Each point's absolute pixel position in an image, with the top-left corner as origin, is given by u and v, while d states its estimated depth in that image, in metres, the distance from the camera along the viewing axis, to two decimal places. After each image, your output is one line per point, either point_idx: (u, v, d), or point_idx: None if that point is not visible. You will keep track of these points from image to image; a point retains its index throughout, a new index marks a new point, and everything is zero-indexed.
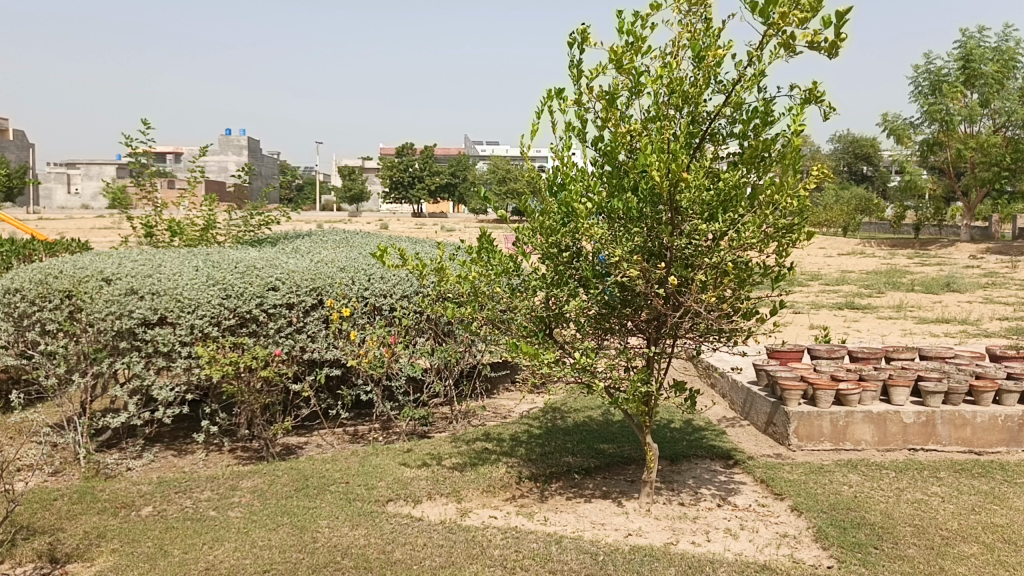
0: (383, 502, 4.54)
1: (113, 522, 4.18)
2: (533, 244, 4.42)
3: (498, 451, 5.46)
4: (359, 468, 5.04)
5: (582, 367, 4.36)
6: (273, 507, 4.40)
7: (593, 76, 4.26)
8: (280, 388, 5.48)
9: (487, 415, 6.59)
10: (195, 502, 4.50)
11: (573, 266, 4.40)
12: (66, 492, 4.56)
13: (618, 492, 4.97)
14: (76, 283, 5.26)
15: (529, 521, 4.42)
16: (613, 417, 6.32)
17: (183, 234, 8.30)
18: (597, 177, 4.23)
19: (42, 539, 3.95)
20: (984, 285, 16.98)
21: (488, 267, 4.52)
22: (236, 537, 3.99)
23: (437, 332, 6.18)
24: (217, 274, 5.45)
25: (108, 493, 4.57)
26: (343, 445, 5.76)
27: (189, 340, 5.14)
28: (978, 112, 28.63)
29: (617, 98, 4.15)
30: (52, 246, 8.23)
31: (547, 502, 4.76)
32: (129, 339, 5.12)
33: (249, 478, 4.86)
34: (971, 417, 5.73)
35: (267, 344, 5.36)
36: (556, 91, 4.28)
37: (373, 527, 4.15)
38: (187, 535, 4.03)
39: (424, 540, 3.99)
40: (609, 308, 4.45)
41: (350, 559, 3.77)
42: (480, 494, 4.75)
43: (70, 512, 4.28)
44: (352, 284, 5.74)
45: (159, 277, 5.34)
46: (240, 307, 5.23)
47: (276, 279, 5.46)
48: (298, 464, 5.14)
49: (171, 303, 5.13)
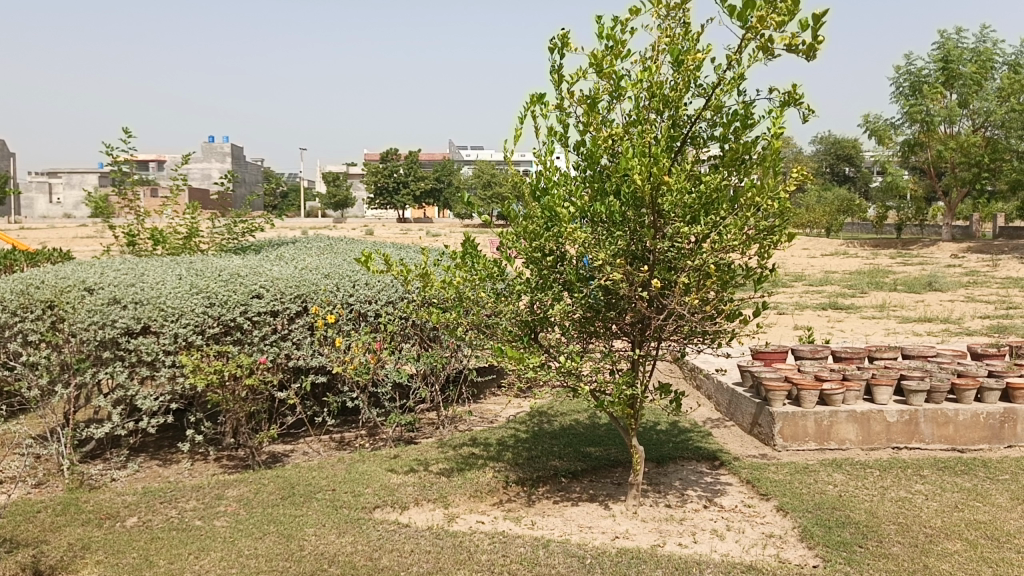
0: (370, 508, 4.53)
1: (97, 533, 4.16)
2: (517, 248, 4.43)
3: (485, 455, 5.47)
4: (345, 475, 5.03)
5: (567, 370, 4.37)
6: (259, 516, 4.38)
7: (574, 80, 4.27)
8: (265, 396, 5.47)
9: (474, 420, 6.59)
10: (181, 511, 4.48)
11: (557, 271, 4.45)
12: (49, 504, 4.53)
13: (605, 495, 4.98)
14: (58, 292, 5.22)
15: (516, 525, 4.43)
16: (599, 420, 6.34)
17: (166, 242, 8.26)
18: (579, 182, 4.25)
19: (25, 551, 3.92)
20: (966, 285, 17.12)
21: (473, 272, 4.52)
22: (223, 547, 3.98)
23: (423, 338, 6.17)
24: (201, 282, 5.43)
25: (92, 504, 4.54)
26: (329, 453, 5.74)
27: (173, 349, 5.12)
28: (957, 112, 28.90)
29: (598, 102, 4.16)
30: (34, 257, 8.17)
31: (534, 506, 4.77)
32: (112, 348, 5.10)
33: (235, 487, 4.84)
34: (953, 415, 5.79)
35: (252, 352, 5.35)
36: (538, 96, 4.30)
37: (360, 534, 4.14)
38: (172, 545, 4.00)
39: (411, 546, 3.98)
40: (593, 311, 4.47)
41: (336, 566, 3.76)
42: (467, 499, 4.75)
43: (54, 524, 4.24)
44: (337, 291, 5.72)
45: (142, 286, 5.32)
46: (224, 315, 5.22)
47: (260, 287, 5.45)
48: (285, 472, 5.12)
49: (154, 312, 5.11)
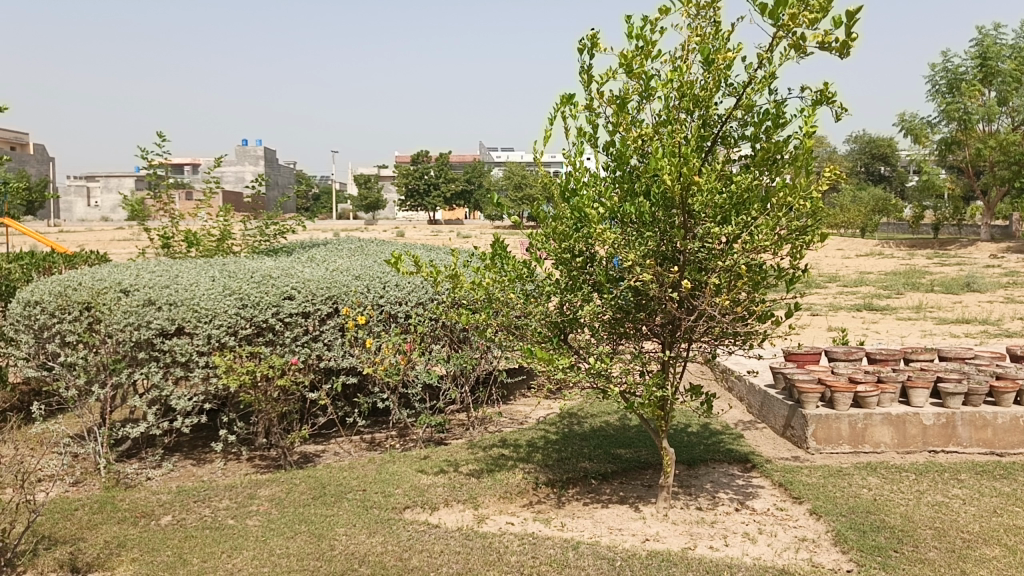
0: (400, 509, 4.55)
1: (133, 531, 4.23)
2: (546, 249, 4.41)
3: (515, 457, 5.46)
4: (376, 476, 5.06)
5: (597, 372, 4.34)
6: (291, 515, 4.42)
7: (603, 81, 4.26)
8: (297, 396, 5.53)
9: (504, 421, 6.60)
10: (214, 510, 4.54)
11: (586, 271, 4.41)
12: (87, 501, 4.61)
13: (635, 497, 4.95)
14: (94, 294, 5.30)
15: (546, 526, 4.42)
16: (630, 422, 6.31)
17: (200, 244, 8.37)
18: (609, 183, 4.23)
19: (63, 548, 3.99)
20: (1006, 285, 16.79)
21: (502, 273, 4.52)
22: (255, 546, 4.02)
23: (452, 339, 6.19)
24: (234, 283, 5.49)
25: (128, 502, 4.61)
26: (360, 453, 5.78)
27: (207, 350, 5.19)
28: (996, 110, 28.36)
29: (628, 102, 4.14)
30: (72, 259, 8.32)
31: (564, 507, 4.75)
32: (147, 348, 5.18)
33: (267, 486, 4.88)
34: (992, 418, 5.67)
35: (284, 353, 5.41)
36: (567, 97, 4.29)
37: (390, 534, 4.16)
38: (205, 544, 4.05)
39: (441, 546, 3.99)
40: (623, 312, 4.44)
41: (367, 566, 3.78)
42: (497, 500, 4.75)
43: (91, 522, 4.32)
44: (367, 292, 5.76)
45: (176, 288, 5.39)
46: (256, 316, 5.28)
47: (291, 288, 5.50)
48: (316, 472, 5.16)
49: (188, 313, 5.18)
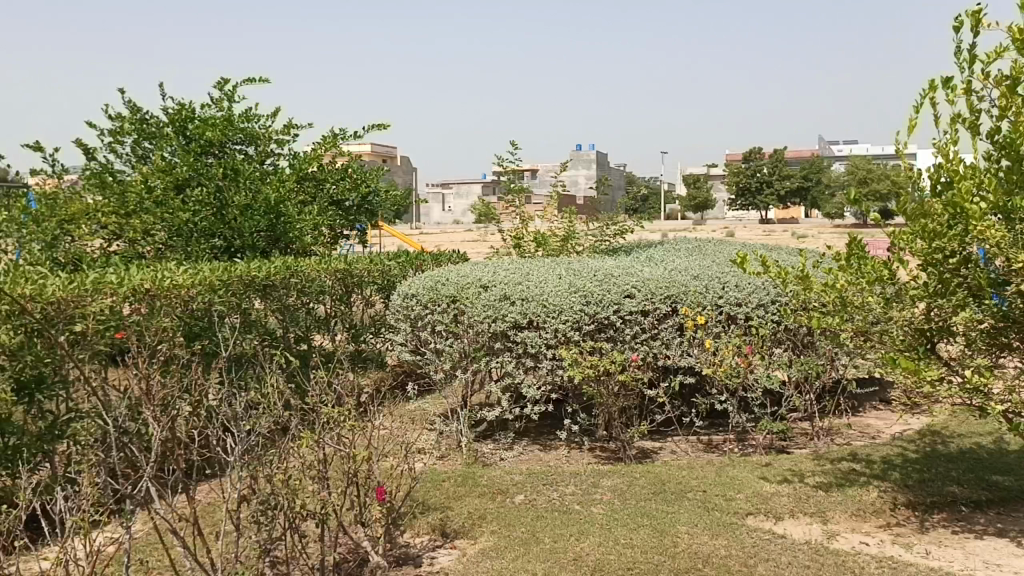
0: (742, 514, 4.45)
1: (492, 506, 4.63)
2: (913, 249, 3.99)
3: (868, 473, 5.08)
4: (716, 478, 5.00)
5: (974, 387, 3.85)
6: (633, 507, 4.53)
7: (988, 60, 3.87)
8: (636, 392, 5.66)
9: (852, 433, 6.16)
10: (562, 494, 4.80)
11: (961, 274, 3.96)
12: (452, 475, 5.14)
13: (1018, 532, 4.34)
14: (459, 288, 5.85)
15: (907, 551, 4.05)
16: (1008, 446, 5.55)
17: (546, 245, 8.93)
18: (991, 174, 3.82)
19: (436, 514, 4.49)
20: None
21: (860, 274, 4.16)
22: (601, 533, 4.19)
23: (796, 344, 5.91)
24: (579, 281, 5.77)
25: (487, 479, 5.06)
26: (698, 453, 5.76)
27: (554, 343, 5.52)
28: None
29: (1020, 83, 3.71)
30: (439, 258, 9.33)
31: (928, 533, 4.31)
32: (503, 339, 5.64)
33: (609, 477, 5.06)
34: None
35: (625, 350, 5.57)
36: (942, 80, 3.96)
37: (734, 539, 4.08)
38: (555, 525, 4.31)
39: (789, 558, 3.83)
40: (1006, 321, 3.97)
41: (711, 568, 3.75)
42: (848, 517, 4.45)
43: (457, 493, 4.80)
44: (707, 292, 5.71)
45: (528, 284, 5.80)
46: (599, 313, 5.49)
47: (633, 287, 5.64)
48: (655, 468, 5.24)
49: (539, 308, 5.54)
